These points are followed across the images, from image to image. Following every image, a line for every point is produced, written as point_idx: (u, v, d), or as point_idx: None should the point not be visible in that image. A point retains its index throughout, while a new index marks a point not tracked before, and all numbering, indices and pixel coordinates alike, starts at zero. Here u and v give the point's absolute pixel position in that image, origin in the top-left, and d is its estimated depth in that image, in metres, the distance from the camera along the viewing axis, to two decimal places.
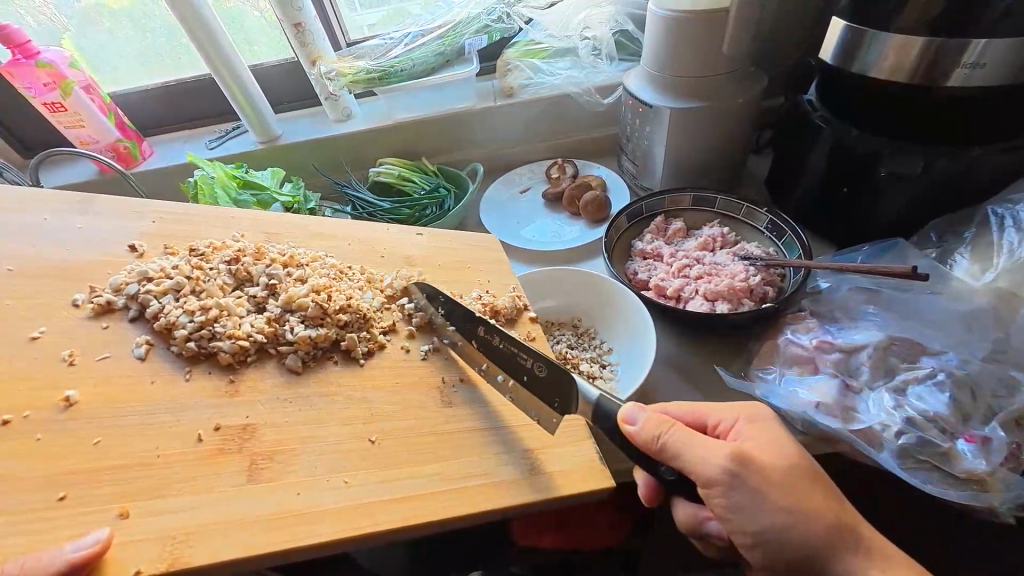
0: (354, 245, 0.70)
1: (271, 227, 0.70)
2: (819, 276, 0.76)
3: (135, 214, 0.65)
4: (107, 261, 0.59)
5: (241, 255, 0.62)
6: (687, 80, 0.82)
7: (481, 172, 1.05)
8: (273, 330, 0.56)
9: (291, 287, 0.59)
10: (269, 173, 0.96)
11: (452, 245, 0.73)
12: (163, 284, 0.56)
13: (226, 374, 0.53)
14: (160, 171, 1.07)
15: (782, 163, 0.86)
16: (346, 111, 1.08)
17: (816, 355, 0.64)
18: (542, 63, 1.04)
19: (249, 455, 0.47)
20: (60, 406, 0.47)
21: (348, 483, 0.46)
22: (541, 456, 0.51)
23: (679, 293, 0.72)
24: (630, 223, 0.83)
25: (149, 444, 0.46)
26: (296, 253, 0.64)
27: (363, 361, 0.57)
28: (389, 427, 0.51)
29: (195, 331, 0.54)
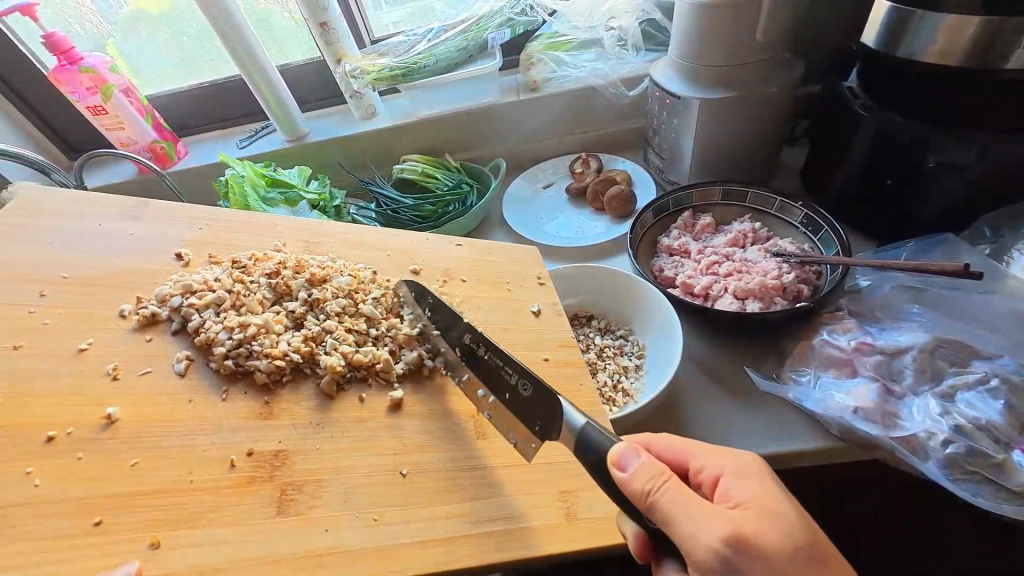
0: (394, 255, 0.72)
1: (312, 237, 0.71)
2: (859, 273, 0.71)
3: (187, 219, 0.69)
4: (155, 268, 0.62)
5: (282, 268, 0.64)
6: (718, 71, 0.79)
7: (504, 168, 1.03)
8: (310, 350, 0.57)
9: (330, 305, 0.61)
10: (296, 170, 0.97)
11: (490, 260, 0.73)
12: (205, 298, 0.58)
13: (262, 395, 0.54)
14: (194, 171, 1.11)
15: (820, 155, 0.82)
16: (371, 109, 1.08)
17: (854, 357, 0.61)
18: (566, 56, 1.02)
19: (279, 485, 0.48)
20: (101, 423, 0.49)
21: (378, 521, 0.47)
22: (575, 498, 0.50)
23: (708, 290, 0.70)
24: (656, 219, 0.81)
25: (179, 467, 0.47)
26: (335, 266, 0.65)
27: (398, 386, 0.57)
28: (422, 458, 0.51)
29: (233, 349, 0.55)
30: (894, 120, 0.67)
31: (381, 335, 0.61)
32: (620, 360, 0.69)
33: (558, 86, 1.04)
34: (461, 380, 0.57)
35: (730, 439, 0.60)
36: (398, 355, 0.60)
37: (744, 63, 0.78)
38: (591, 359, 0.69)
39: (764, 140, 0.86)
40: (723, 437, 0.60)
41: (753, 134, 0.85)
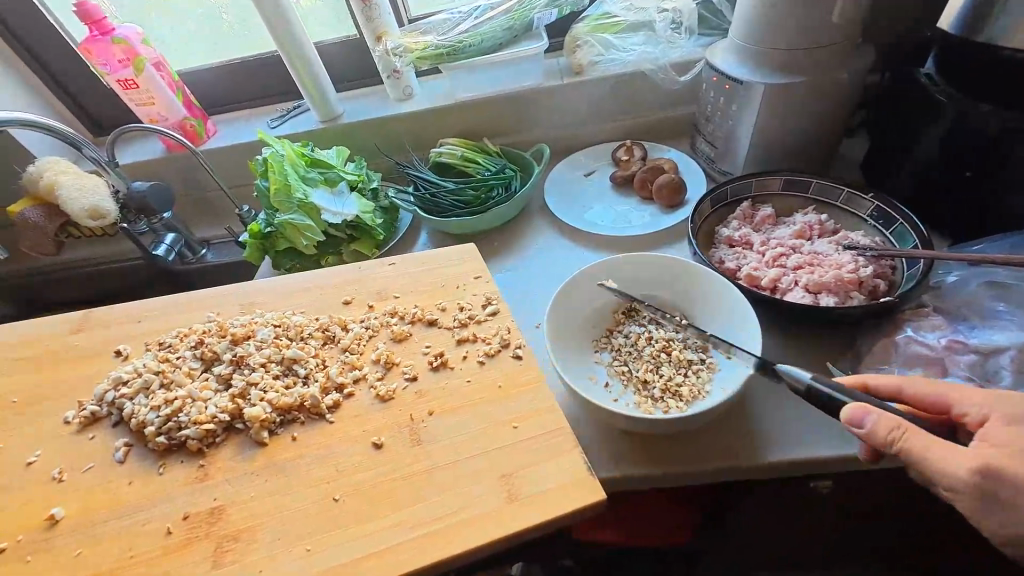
0: (325, 292, 0.75)
1: (243, 301, 0.74)
2: (948, 267, 0.64)
3: (129, 318, 0.72)
4: (98, 369, 0.67)
5: (205, 337, 0.68)
6: (791, 54, 0.74)
7: (547, 154, 1.00)
8: (236, 407, 0.60)
9: (252, 359, 0.64)
10: (334, 151, 0.94)
11: (420, 273, 0.76)
12: (134, 385, 0.62)
13: (197, 460, 0.57)
14: (225, 149, 1.07)
15: (888, 144, 0.79)
16: (406, 90, 1.05)
17: (946, 356, 0.54)
18: (614, 38, 0.98)
19: (216, 538, 0.50)
20: (47, 523, 0.53)
21: (311, 553, 0.49)
22: (517, 480, 0.52)
23: (775, 283, 0.67)
24: (715, 209, 0.78)
25: (120, 548, 0.50)
26: (256, 323, 0.69)
27: (330, 417, 0.60)
28: (357, 483, 0.53)
29: (163, 425, 0.59)
30: (981, 110, 0.63)
31: (310, 372, 0.64)
32: (682, 355, 0.64)
33: (604, 69, 1.00)
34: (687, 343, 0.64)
35: (802, 438, 0.58)
36: (326, 387, 0.62)
37: (818, 48, 0.74)
38: (651, 356, 0.65)
39: (828, 127, 0.82)
40: (794, 436, 0.58)
41: (819, 121, 0.81)
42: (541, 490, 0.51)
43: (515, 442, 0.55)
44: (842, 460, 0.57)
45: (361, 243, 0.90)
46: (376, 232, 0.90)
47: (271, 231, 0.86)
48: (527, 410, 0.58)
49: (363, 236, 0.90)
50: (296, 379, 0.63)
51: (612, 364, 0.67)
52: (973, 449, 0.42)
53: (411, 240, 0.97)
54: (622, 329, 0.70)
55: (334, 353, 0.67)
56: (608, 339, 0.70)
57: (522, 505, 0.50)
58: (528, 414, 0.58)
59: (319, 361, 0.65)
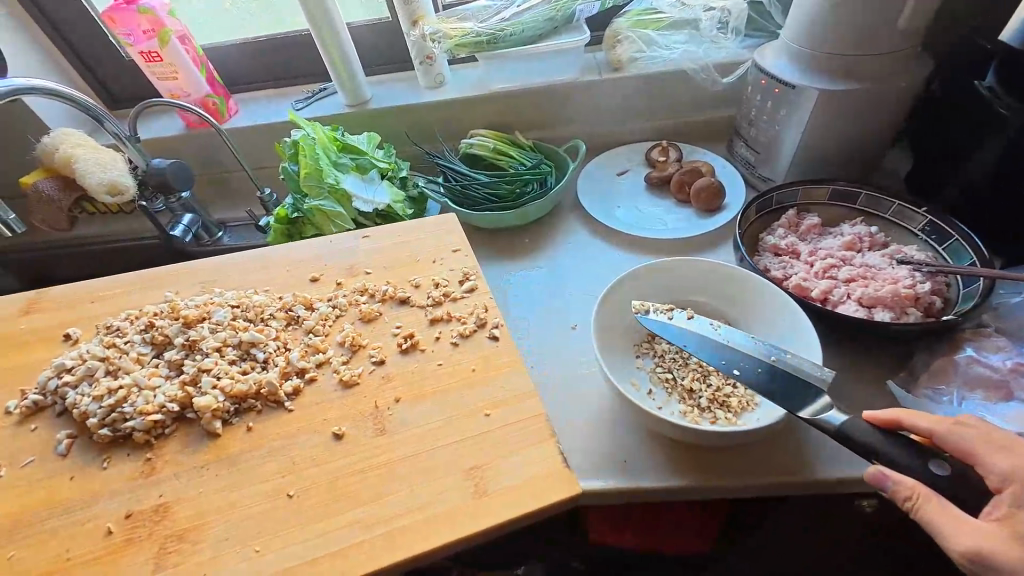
0: (292, 269, 0.72)
1: (204, 279, 0.72)
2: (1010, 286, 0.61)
3: (86, 301, 0.70)
4: (50, 356, 0.64)
5: (156, 320, 0.65)
6: (846, 59, 0.72)
7: (582, 150, 0.98)
8: (185, 395, 0.57)
9: (206, 344, 0.62)
10: (364, 136, 0.91)
11: (391, 247, 0.74)
12: (78, 373, 0.60)
13: (143, 453, 0.55)
14: (247, 129, 1.04)
15: (940, 156, 0.78)
16: (439, 78, 1.02)
17: (1010, 379, 0.53)
18: (656, 35, 0.95)
19: (157, 540, 0.48)
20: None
21: (259, 553, 0.46)
22: (484, 474, 0.50)
23: (827, 295, 0.65)
24: (759, 215, 0.76)
25: (58, 549, 0.48)
26: (209, 305, 0.66)
27: (289, 404, 0.58)
28: (312, 475, 0.51)
29: (107, 417, 0.56)
30: None
31: (269, 356, 0.61)
32: None
33: (643, 67, 0.98)
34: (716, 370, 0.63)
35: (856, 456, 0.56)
36: (285, 373, 0.60)
37: (879, 54, 0.72)
38: (698, 363, 0.64)
39: (876, 137, 0.80)
40: (846, 454, 0.57)
41: (869, 131, 0.79)
42: (509, 488, 0.49)
43: (489, 430, 0.54)
44: None
45: None
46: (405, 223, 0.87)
47: (297, 216, 0.84)
48: (495, 399, 0.56)
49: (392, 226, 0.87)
50: (253, 363, 0.61)
51: (654, 370, 0.65)
52: (993, 508, 0.40)
53: None
54: (664, 335, 0.68)
55: (297, 336, 0.65)
56: (664, 327, 0.64)
57: (491, 500, 0.49)
58: (496, 404, 0.56)
59: (280, 344, 0.63)
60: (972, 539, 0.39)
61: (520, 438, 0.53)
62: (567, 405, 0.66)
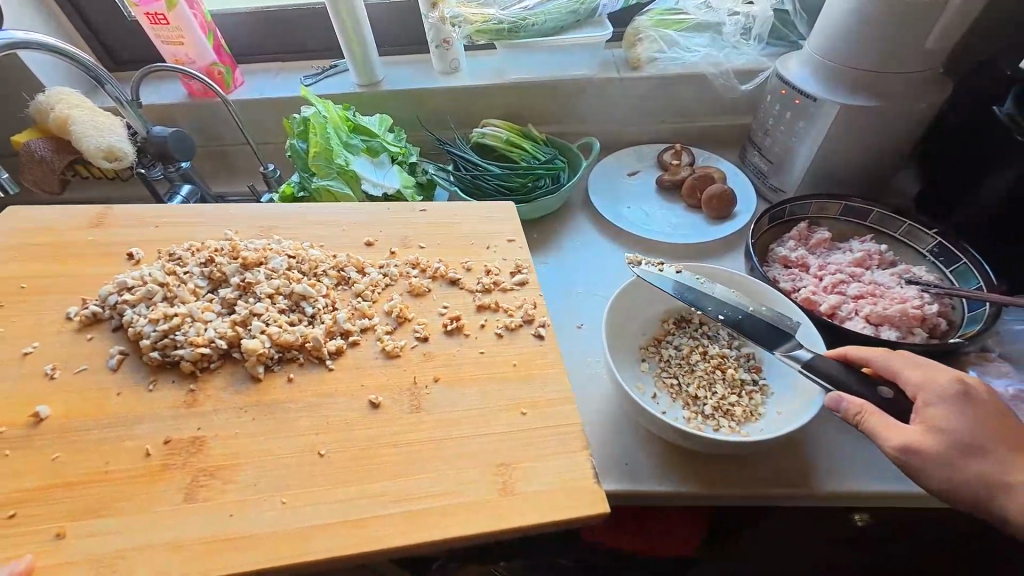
0: (349, 229, 0.72)
1: (264, 224, 0.71)
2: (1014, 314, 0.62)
3: (143, 223, 0.70)
4: (108, 272, 0.64)
5: (217, 256, 0.64)
6: (869, 75, 0.73)
7: (596, 148, 0.96)
8: (236, 335, 0.57)
9: (261, 287, 0.62)
10: (376, 118, 0.89)
11: (442, 228, 0.73)
12: (136, 293, 0.59)
13: (187, 383, 0.55)
14: (248, 104, 1.00)
15: (953, 177, 0.78)
16: (453, 64, 1.00)
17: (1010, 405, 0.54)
18: (678, 36, 0.95)
19: (192, 471, 0.48)
20: (32, 421, 0.51)
21: (288, 506, 0.46)
22: (515, 471, 0.49)
23: (835, 310, 0.65)
24: (771, 226, 0.76)
25: (97, 459, 0.48)
26: (269, 249, 0.66)
27: (330, 363, 0.57)
28: (345, 437, 0.51)
29: (160, 341, 0.56)
30: None
31: (317, 313, 0.61)
32: (737, 375, 0.63)
33: (663, 67, 0.97)
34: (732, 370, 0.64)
35: (861, 472, 0.57)
36: (331, 331, 0.60)
37: (901, 73, 0.72)
38: (704, 371, 0.64)
39: (891, 156, 0.81)
40: (844, 468, 0.57)
41: (883, 151, 0.80)
42: (563, 474, 0.49)
43: (528, 428, 0.53)
44: (897, 496, 0.56)
45: None
46: None
47: (303, 195, 0.82)
48: (546, 397, 0.55)
49: None
50: (301, 317, 0.61)
51: (660, 374, 0.65)
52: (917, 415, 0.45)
53: None
54: (671, 340, 0.68)
55: (347, 296, 0.64)
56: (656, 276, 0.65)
57: (518, 500, 0.48)
58: (547, 401, 0.55)
59: (329, 302, 0.63)
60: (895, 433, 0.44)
61: (556, 418, 0.54)
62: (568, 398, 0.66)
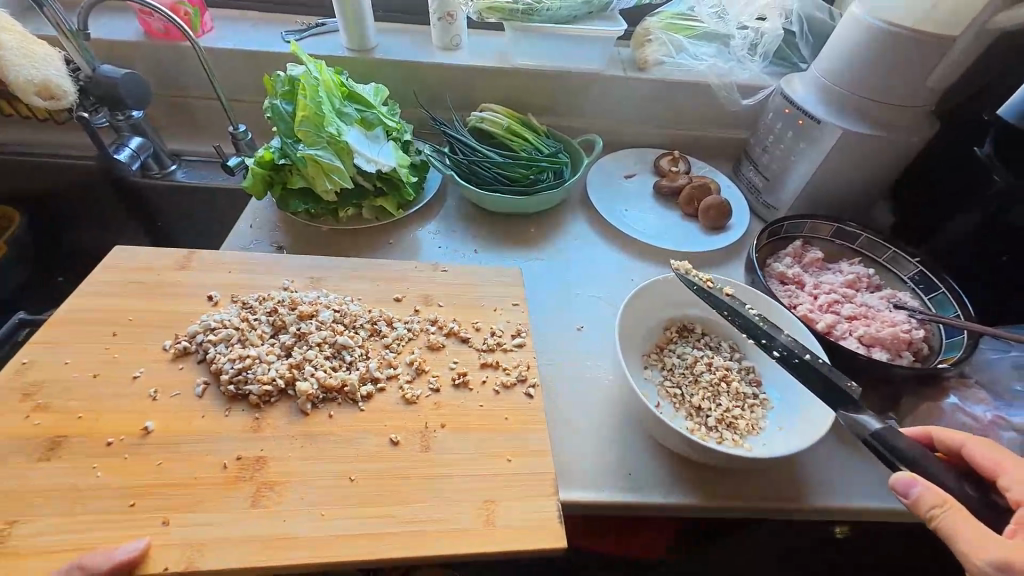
0: (379, 282, 0.71)
1: (315, 272, 0.71)
2: (987, 342, 0.66)
3: (216, 266, 0.69)
4: (189, 311, 0.63)
5: (280, 306, 0.65)
6: (865, 101, 0.75)
7: (598, 147, 0.94)
8: (293, 375, 0.58)
9: (313, 332, 0.63)
10: (371, 87, 0.82)
11: (460, 284, 0.72)
12: (219, 333, 0.60)
13: (253, 412, 0.56)
14: (226, 54, 0.88)
15: (929, 211, 0.83)
16: (454, 40, 0.95)
17: (989, 429, 0.57)
18: (687, 42, 0.94)
19: (257, 483, 0.50)
20: (139, 434, 0.52)
21: (325, 516, 0.48)
22: (495, 507, 0.50)
23: (830, 328, 0.67)
24: (769, 241, 0.78)
25: (185, 467, 0.50)
26: (324, 301, 0.66)
27: (362, 405, 0.58)
28: (374, 469, 0.52)
29: (235, 375, 0.57)
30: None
31: (354, 360, 0.62)
32: (740, 387, 0.63)
33: (668, 71, 0.96)
34: (736, 382, 0.64)
35: (849, 488, 0.59)
36: (364, 377, 0.60)
37: (905, 106, 0.75)
38: (709, 383, 0.63)
39: (878, 181, 0.84)
40: (833, 486, 0.59)
41: (873, 179, 0.83)
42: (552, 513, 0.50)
43: (510, 475, 0.53)
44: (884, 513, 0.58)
45: (387, 199, 0.80)
46: (407, 190, 0.81)
47: (284, 162, 0.74)
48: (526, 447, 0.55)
49: (391, 190, 0.80)
50: (341, 363, 0.61)
51: (663, 383, 0.64)
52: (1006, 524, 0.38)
53: (439, 206, 0.87)
54: (674, 348, 0.67)
55: (378, 347, 0.64)
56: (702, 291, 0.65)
57: (500, 532, 0.49)
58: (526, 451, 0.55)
59: (364, 351, 0.63)
60: (998, 547, 0.36)
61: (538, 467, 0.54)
62: (565, 398, 0.64)
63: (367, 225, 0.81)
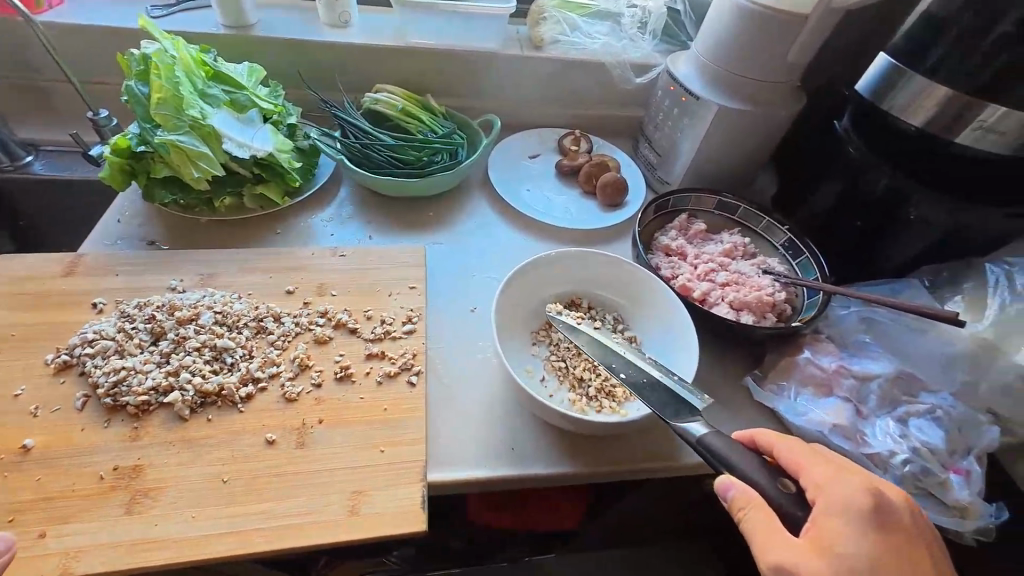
0: (275, 274, 0.69)
1: (203, 269, 0.68)
2: (839, 300, 0.72)
3: (104, 269, 0.66)
4: (72, 321, 0.60)
5: (158, 311, 0.62)
6: (735, 77, 0.79)
7: (497, 126, 0.93)
8: (170, 384, 0.56)
9: (189, 331, 0.60)
10: (244, 67, 0.77)
11: (358, 271, 0.70)
12: (96, 345, 0.57)
13: (132, 422, 0.54)
14: (77, 31, 0.80)
15: (800, 183, 0.88)
16: (343, 17, 0.91)
17: (833, 378, 0.62)
18: (581, 21, 0.96)
19: (132, 491, 0.49)
20: (19, 451, 0.50)
21: (196, 518, 0.48)
22: (365, 496, 0.51)
23: (705, 296, 0.71)
24: (656, 215, 0.81)
25: (67, 479, 0.49)
26: (203, 303, 0.63)
27: (240, 408, 0.56)
28: (250, 467, 0.51)
29: (111, 388, 0.55)
30: (877, 171, 0.73)
31: (236, 361, 0.59)
32: None
33: (564, 50, 0.97)
34: None
35: None
36: (244, 378, 0.58)
37: (770, 82, 0.79)
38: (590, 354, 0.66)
39: (756, 155, 0.89)
40: None
41: (751, 152, 0.88)
42: (415, 499, 0.51)
43: (378, 467, 0.53)
44: None
45: (268, 187, 0.76)
46: (291, 176, 0.76)
47: (144, 150, 0.68)
48: (401, 437, 0.55)
49: (272, 178, 0.76)
50: (221, 366, 0.59)
51: (549, 357, 0.66)
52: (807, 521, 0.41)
53: (334, 192, 0.84)
54: None
55: (263, 344, 0.62)
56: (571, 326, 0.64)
57: (362, 521, 0.49)
58: (402, 440, 0.55)
59: (246, 352, 0.60)
60: (778, 556, 0.39)
61: (411, 454, 0.54)
62: (455, 381, 0.64)
63: (249, 214, 0.77)
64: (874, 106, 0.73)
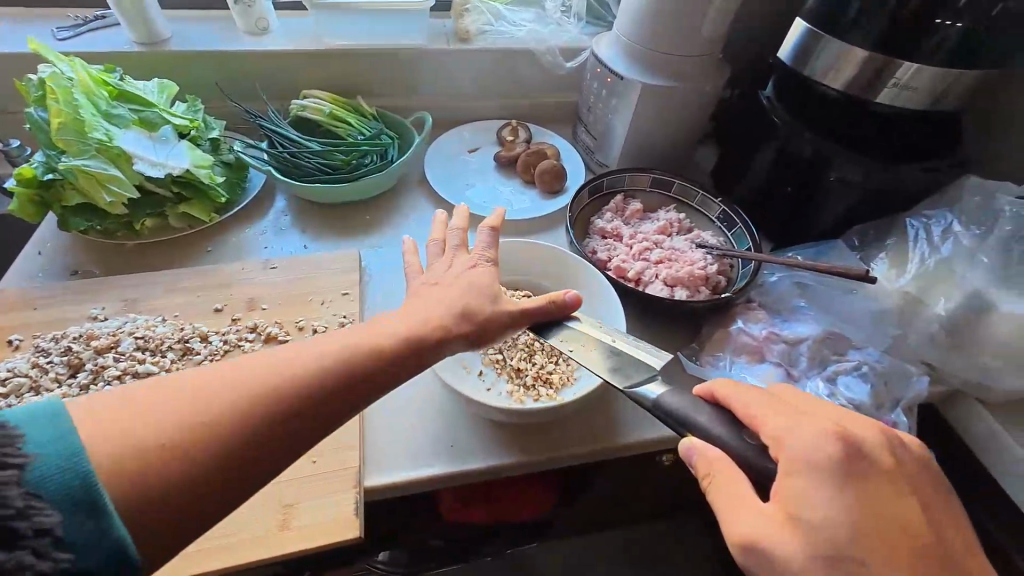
0: (201, 293, 0.67)
1: (126, 295, 0.66)
2: (770, 267, 0.73)
3: (18, 305, 0.64)
4: None
5: (74, 342, 0.60)
6: (656, 54, 0.79)
7: (429, 123, 0.92)
8: None
9: (109, 361, 0.59)
10: (154, 84, 0.75)
11: (288, 281, 0.69)
12: (8, 385, 0.56)
13: None
14: None
15: (731, 156, 0.88)
16: (261, 24, 0.89)
17: (763, 345, 0.64)
18: (505, 11, 0.98)
19: None
20: None
21: None
22: (293, 510, 0.50)
23: (639, 275, 0.71)
24: (591, 198, 0.81)
25: None
26: (122, 329, 0.61)
27: None
28: None
29: None
30: (801, 139, 0.71)
31: None
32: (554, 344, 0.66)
33: (492, 40, 0.96)
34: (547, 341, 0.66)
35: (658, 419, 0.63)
36: None
37: (690, 57, 0.79)
38: (524, 345, 0.66)
39: (688, 131, 0.89)
40: (643, 419, 0.63)
41: (683, 128, 0.88)
42: (346, 507, 0.51)
43: (309, 477, 0.52)
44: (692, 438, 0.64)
45: (191, 205, 0.74)
46: (214, 192, 0.75)
47: (52, 178, 0.66)
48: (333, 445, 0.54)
49: (194, 195, 0.74)
50: None
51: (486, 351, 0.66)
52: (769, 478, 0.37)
53: (265, 204, 0.82)
54: None
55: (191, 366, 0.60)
56: None
57: (292, 534, 0.49)
58: (334, 448, 0.55)
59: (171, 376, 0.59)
60: (746, 529, 0.36)
61: (343, 462, 0.54)
62: None
63: (176, 234, 0.75)
64: (800, 75, 0.73)
